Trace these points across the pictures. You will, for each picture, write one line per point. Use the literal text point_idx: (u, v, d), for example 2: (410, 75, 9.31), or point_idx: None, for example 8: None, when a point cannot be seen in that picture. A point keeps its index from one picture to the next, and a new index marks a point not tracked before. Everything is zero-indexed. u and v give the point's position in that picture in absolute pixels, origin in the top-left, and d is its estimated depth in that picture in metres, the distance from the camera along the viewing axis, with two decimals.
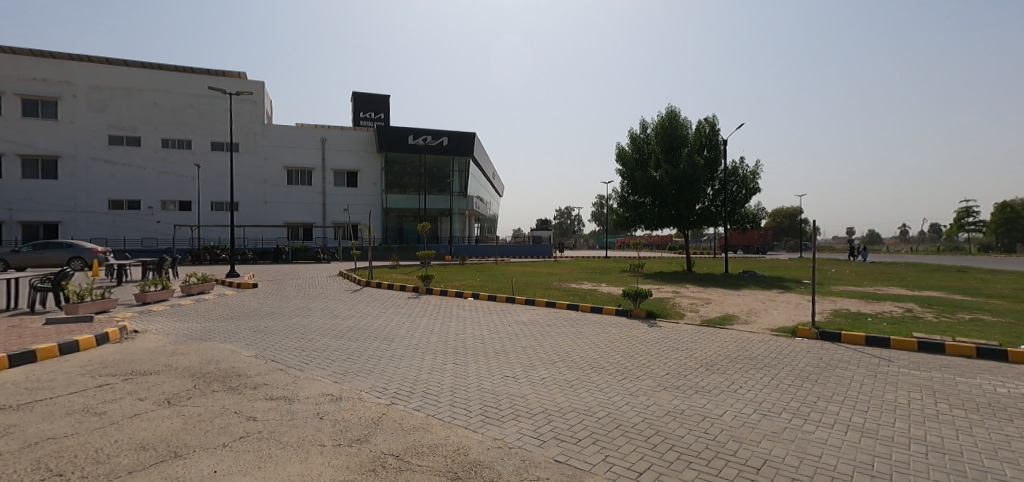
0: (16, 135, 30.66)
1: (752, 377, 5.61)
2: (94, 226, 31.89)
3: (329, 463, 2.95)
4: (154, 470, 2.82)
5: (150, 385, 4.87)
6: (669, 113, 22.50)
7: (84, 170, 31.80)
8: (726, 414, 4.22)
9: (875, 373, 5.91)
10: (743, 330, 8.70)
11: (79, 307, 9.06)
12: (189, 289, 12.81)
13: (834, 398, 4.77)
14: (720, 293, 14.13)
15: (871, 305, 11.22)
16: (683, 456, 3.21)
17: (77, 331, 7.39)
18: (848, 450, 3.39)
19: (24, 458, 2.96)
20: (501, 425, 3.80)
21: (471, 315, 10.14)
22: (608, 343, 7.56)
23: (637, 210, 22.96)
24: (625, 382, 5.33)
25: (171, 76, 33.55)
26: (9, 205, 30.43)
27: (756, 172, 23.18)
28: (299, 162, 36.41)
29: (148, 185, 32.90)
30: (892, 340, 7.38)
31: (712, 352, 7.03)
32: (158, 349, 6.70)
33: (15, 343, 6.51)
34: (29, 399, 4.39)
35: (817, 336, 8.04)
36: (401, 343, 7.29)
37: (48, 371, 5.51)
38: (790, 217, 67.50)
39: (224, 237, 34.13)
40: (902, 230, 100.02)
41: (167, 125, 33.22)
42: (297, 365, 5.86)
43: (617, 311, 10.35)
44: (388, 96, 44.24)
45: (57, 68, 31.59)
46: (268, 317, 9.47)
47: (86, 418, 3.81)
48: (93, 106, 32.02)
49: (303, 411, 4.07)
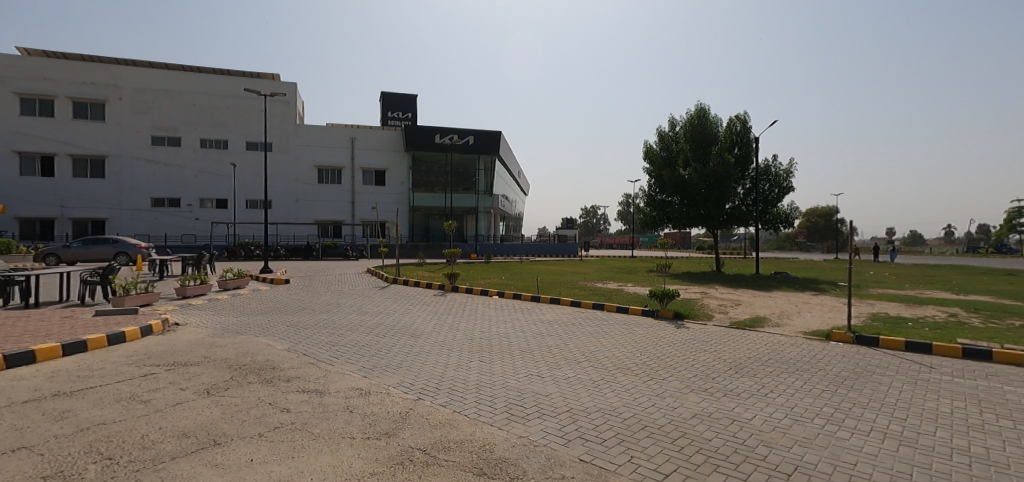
0: (66, 135, 32.34)
1: (784, 381, 5.46)
2: (138, 223, 33.38)
3: (358, 455, 3.03)
4: (194, 457, 2.95)
5: (191, 376, 5.08)
6: (700, 110, 21.98)
7: (128, 168, 33.29)
8: (755, 418, 4.14)
9: (914, 379, 5.66)
10: (776, 333, 8.47)
11: (125, 299, 9.52)
12: (225, 285, 13.25)
13: (870, 405, 4.60)
14: (751, 294, 13.74)
15: (912, 309, 10.74)
16: (710, 460, 3.18)
17: (124, 323, 7.80)
18: (884, 458, 3.28)
19: (78, 441, 3.15)
20: (525, 422, 3.84)
21: (497, 313, 10.17)
22: (634, 344, 7.46)
23: (665, 209, 22.52)
24: (651, 383, 5.28)
25: (209, 77, 34.81)
26: (62, 202, 32.18)
27: (790, 170, 22.53)
28: (330, 161, 37.25)
29: (187, 184, 34.21)
30: (935, 346, 7.05)
31: (741, 354, 6.87)
32: (198, 341, 7.00)
33: (67, 333, 6.90)
34: (82, 386, 4.65)
35: (853, 340, 7.76)
36: (428, 340, 7.39)
37: (96, 361, 5.82)
38: (825, 216, 64.96)
39: (258, 234, 35.31)
40: (949, 232, 95.18)
41: (206, 125, 34.53)
42: (328, 359, 6.03)
43: (643, 311, 10.21)
44: (414, 95, 44.77)
45: (105, 72, 33.18)
46: (301, 313, 9.70)
47: (134, 405, 4.02)
48: (137, 107, 33.47)
49: (334, 403, 4.19)
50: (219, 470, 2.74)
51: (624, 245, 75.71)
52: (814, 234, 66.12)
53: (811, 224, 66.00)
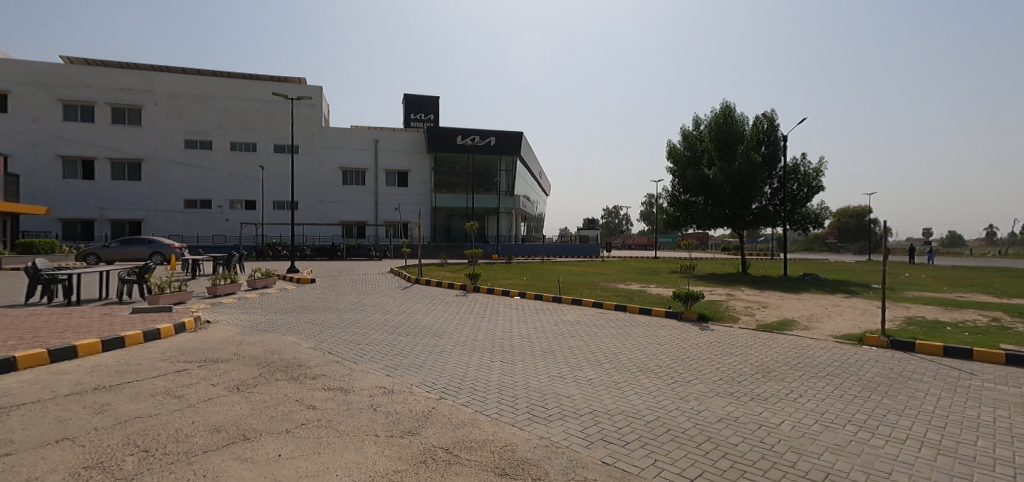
0: (105, 139, 33.71)
1: (814, 386, 5.31)
2: (171, 224, 34.56)
3: (383, 453, 3.06)
4: (225, 451, 3.04)
5: (221, 372, 5.23)
6: (725, 108, 21.58)
7: (163, 171, 34.50)
8: (783, 423, 4.03)
9: (953, 386, 5.43)
10: (805, 336, 8.24)
11: (159, 297, 9.86)
12: (253, 284, 13.58)
13: (906, 412, 4.42)
14: (778, 296, 13.40)
15: (950, 313, 10.31)
16: (736, 464, 3.11)
17: (158, 320, 8.09)
18: (922, 467, 3.15)
19: (117, 434, 3.28)
20: (547, 423, 3.82)
21: (519, 313, 10.16)
22: (658, 346, 7.35)
23: (689, 209, 22.19)
24: (675, 385, 5.20)
25: (238, 82, 35.82)
26: (101, 204, 33.56)
27: (820, 169, 21.94)
28: (354, 162, 37.89)
29: (218, 186, 35.26)
30: (976, 352, 6.75)
31: (768, 357, 6.71)
32: (228, 339, 7.21)
33: (107, 330, 7.19)
34: (120, 381, 4.83)
35: (887, 344, 7.49)
36: (451, 340, 7.43)
37: (133, 356, 6.04)
38: (857, 216, 63.36)
39: (285, 234, 36.17)
40: (990, 233, 91.36)
41: (235, 129, 35.56)
42: (353, 357, 6.13)
43: (667, 313, 10.07)
44: (436, 97, 45.18)
45: (141, 78, 34.45)
46: (326, 312, 9.88)
47: (168, 400, 4.16)
48: (171, 112, 34.67)
49: (358, 401, 4.25)
50: (250, 464, 2.82)
51: (639, 245, 75.01)
52: (846, 234, 64.09)
53: (842, 224, 64.02)
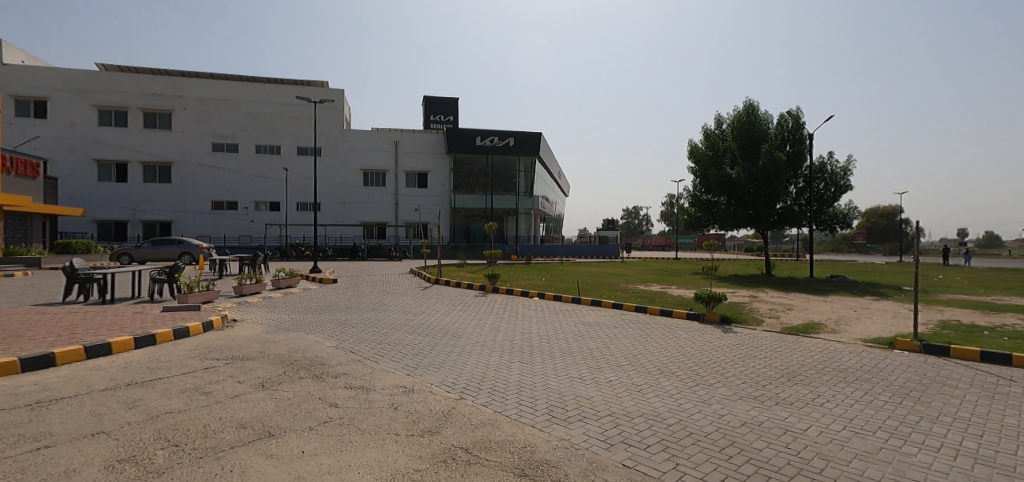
0: (137, 143, 34.92)
1: (842, 391, 5.16)
2: (199, 225, 35.54)
3: (403, 451, 3.09)
4: (251, 447, 3.10)
5: (247, 370, 5.35)
6: (749, 106, 21.20)
7: (191, 174, 35.54)
8: (811, 429, 3.93)
9: (990, 393, 5.22)
10: (831, 339, 8.03)
11: (188, 296, 10.15)
12: (278, 283, 13.88)
13: (941, 419, 4.26)
14: (804, 298, 13.08)
15: (987, 316, 9.90)
16: (761, 470, 3.05)
17: (188, 318, 8.33)
18: (958, 477, 3.04)
19: (148, 428, 3.38)
20: (567, 425, 3.80)
21: (538, 314, 10.15)
22: (680, 348, 7.26)
23: (711, 209, 21.86)
24: (696, 388, 5.12)
25: (262, 86, 36.69)
26: (133, 206, 34.72)
27: (848, 168, 21.38)
28: (374, 164, 38.39)
29: (243, 188, 36.13)
30: (1015, 357, 6.47)
31: (793, 361, 6.56)
32: (254, 337, 7.38)
33: (139, 327, 7.44)
34: (151, 377, 4.99)
35: (920, 349, 7.24)
36: (471, 341, 7.46)
37: (164, 353, 6.23)
38: (887, 216, 61.66)
39: (308, 235, 36.86)
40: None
41: (260, 132, 36.43)
42: (374, 356, 6.21)
43: (688, 315, 9.93)
44: (454, 99, 45.52)
45: (171, 84, 35.57)
46: (348, 311, 10.04)
47: (196, 396, 4.28)
48: (198, 116, 35.70)
49: (379, 400, 4.30)
50: (275, 460, 2.88)
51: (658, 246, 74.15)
52: (875, 235, 62.27)
53: (872, 225, 62.24)
